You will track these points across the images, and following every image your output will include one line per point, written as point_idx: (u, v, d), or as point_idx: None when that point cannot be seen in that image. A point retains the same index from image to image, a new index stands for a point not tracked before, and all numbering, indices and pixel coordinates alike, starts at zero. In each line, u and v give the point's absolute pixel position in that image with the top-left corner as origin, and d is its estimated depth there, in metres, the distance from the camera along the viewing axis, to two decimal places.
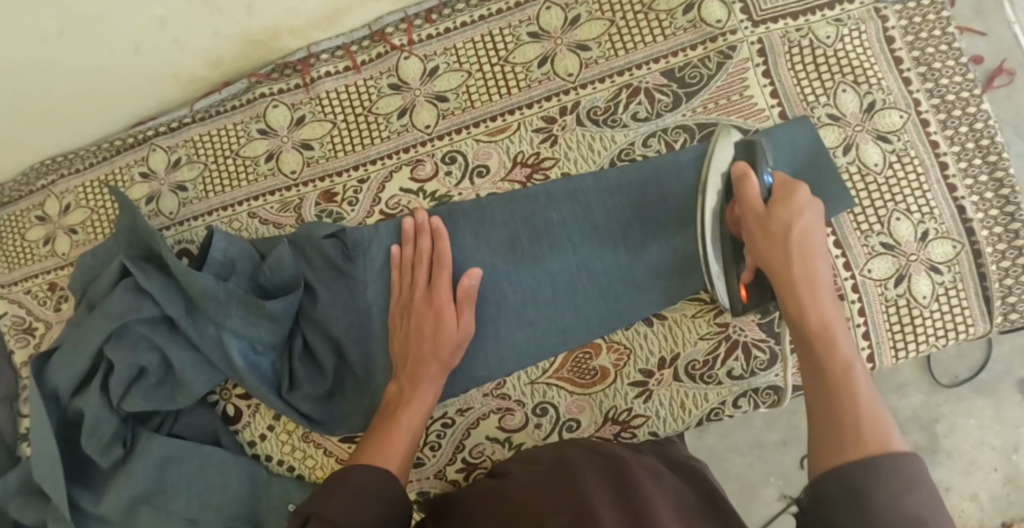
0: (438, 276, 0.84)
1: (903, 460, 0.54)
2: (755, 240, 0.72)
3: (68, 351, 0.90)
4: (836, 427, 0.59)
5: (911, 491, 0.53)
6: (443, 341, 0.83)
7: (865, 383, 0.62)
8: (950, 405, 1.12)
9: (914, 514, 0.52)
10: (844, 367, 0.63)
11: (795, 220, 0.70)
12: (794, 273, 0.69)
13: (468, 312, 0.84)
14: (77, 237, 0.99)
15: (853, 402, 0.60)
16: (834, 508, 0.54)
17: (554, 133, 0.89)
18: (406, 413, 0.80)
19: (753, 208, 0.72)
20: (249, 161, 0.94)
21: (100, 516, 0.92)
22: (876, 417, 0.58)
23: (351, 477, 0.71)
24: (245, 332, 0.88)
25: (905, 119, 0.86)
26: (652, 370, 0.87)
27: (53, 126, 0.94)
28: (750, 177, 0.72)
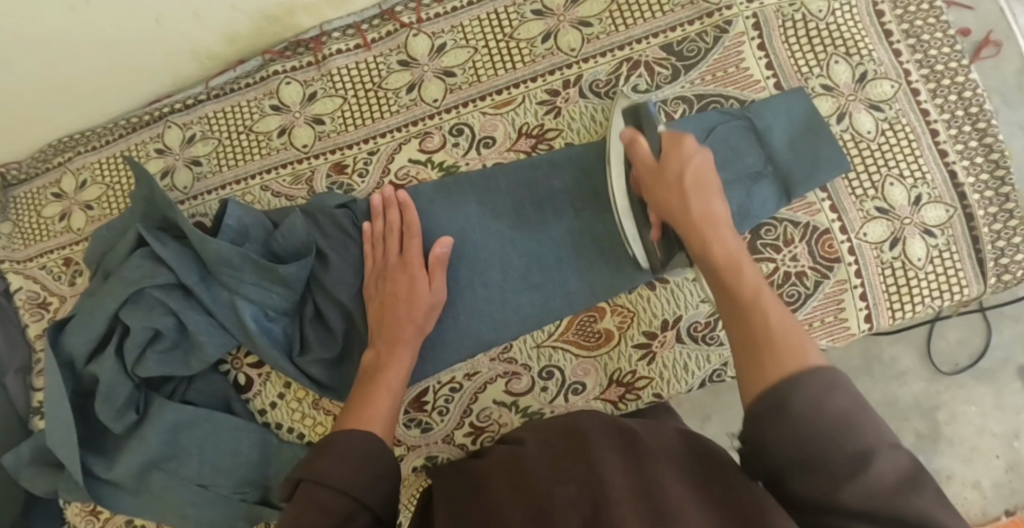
0: (410, 245, 0.88)
1: (823, 369, 0.56)
2: (657, 194, 0.79)
3: (83, 318, 0.92)
4: (750, 344, 0.62)
5: (837, 393, 0.55)
6: (418, 303, 0.86)
7: (770, 298, 0.65)
8: (950, 392, 1.14)
9: (845, 419, 0.54)
10: (748, 285, 0.67)
11: (685, 164, 0.78)
12: (694, 210, 0.76)
13: (440, 276, 0.88)
14: (93, 213, 1.02)
15: (764, 314, 0.64)
16: (766, 421, 0.56)
17: (557, 105, 0.92)
18: (385, 374, 0.82)
19: (647, 166, 0.80)
20: (262, 136, 0.97)
21: (113, 481, 0.94)
22: (786, 323, 0.62)
23: (339, 442, 0.72)
24: (257, 297, 0.90)
25: (896, 89, 0.89)
26: (655, 333, 0.89)
27: (73, 102, 0.97)
28: (639, 140, 0.81)
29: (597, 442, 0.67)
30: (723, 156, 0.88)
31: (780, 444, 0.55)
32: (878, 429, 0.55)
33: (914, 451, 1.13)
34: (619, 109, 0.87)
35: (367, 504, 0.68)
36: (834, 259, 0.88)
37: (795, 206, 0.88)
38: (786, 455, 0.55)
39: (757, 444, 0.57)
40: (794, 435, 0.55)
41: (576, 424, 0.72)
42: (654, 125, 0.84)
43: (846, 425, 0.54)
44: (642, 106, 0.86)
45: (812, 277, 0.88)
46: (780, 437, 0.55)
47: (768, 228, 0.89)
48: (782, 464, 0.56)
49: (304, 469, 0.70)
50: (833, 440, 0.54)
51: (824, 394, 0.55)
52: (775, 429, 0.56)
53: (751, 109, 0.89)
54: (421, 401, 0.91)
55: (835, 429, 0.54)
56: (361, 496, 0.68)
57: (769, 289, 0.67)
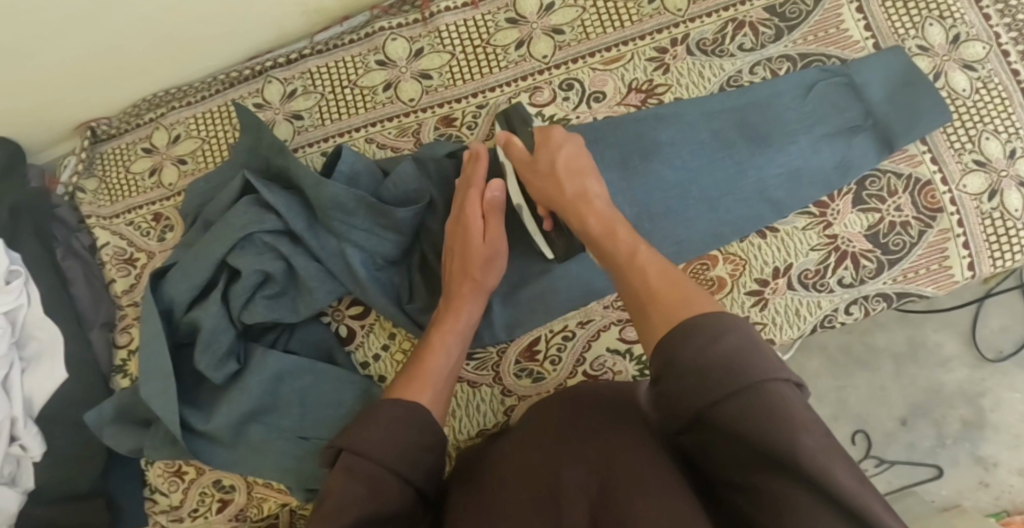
0: (466, 196, 0.86)
1: (707, 315, 0.61)
2: (535, 185, 0.84)
3: (186, 264, 0.90)
4: (638, 306, 0.68)
5: (724, 336, 0.58)
6: (472, 256, 0.85)
7: (649, 259, 0.72)
8: (995, 378, 1.18)
9: (731, 358, 0.57)
10: (629, 253, 0.73)
11: (555, 157, 0.84)
12: (567, 191, 0.81)
13: (494, 223, 0.86)
14: (186, 168, 1.01)
15: (645, 275, 0.70)
16: (660, 376, 0.61)
17: (666, 62, 0.94)
18: (438, 333, 0.82)
19: (522, 159, 0.86)
20: (367, 91, 0.98)
21: (209, 435, 0.91)
22: (668, 279, 0.68)
23: (385, 410, 0.69)
24: (366, 244, 0.90)
25: (987, 50, 0.94)
26: (767, 280, 0.90)
27: (177, 53, 0.97)
28: (512, 139, 0.87)
29: (596, 419, 0.66)
30: (825, 112, 0.91)
31: (678, 399, 0.59)
32: (768, 367, 0.56)
33: (960, 438, 1.18)
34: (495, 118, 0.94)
35: (410, 482, 0.66)
36: (936, 209, 0.91)
37: (897, 158, 0.92)
38: (690, 407, 0.58)
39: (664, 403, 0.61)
40: (686, 384, 0.58)
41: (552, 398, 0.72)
42: (525, 124, 0.90)
43: (731, 366, 0.56)
44: (512, 110, 0.93)
45: (917, 227, 0.91)
46: (672, 391, 0.59)
47: (873, 179, 0.91)
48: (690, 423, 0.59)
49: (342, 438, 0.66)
50: (726, 378, 0.56)
51: (709, 339, 0.58)
52: (670, 383, 0.59)
53: (851, 67, 0.92)
54: (533, 351, 0.91)
55: (720, 370, 0.57)
56: (407, 474, 0.66)
57: (646, 249, 0.73)
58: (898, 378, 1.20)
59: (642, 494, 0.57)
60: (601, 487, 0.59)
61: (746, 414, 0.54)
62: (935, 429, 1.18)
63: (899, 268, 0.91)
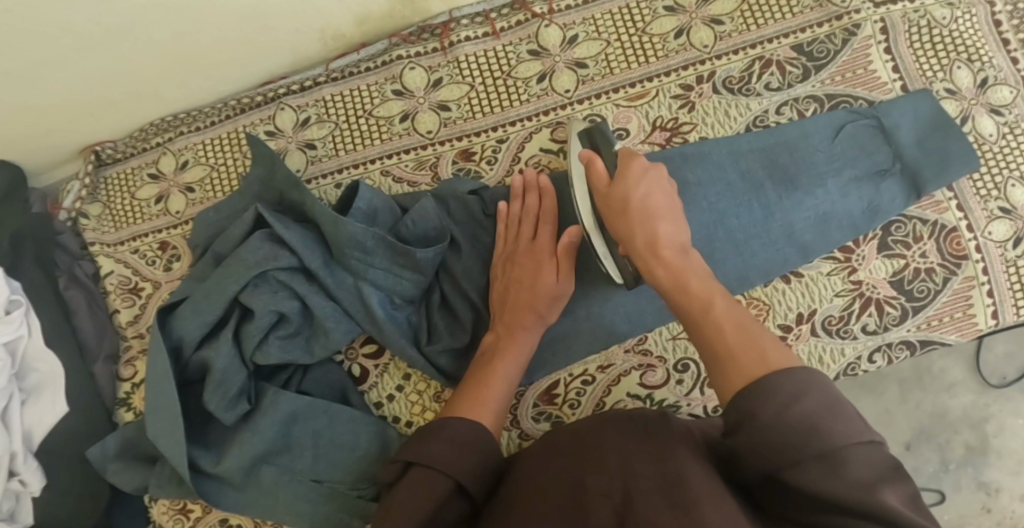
0: (541, 232, 0.87)
1: (789, 373, 0.60)
2: (613, 221, 0.78)
3: (198, 301, 0.87)
4: (713, 360, 0.65)
5: (808, 398, 0.59)
6: (540, 293, 0.85)
7: (723, 312, 0.68)
8: (999, 404, 1.15)
9: (812, 419, 0.58)
10: (699, 299, 0.70)
11: (632, 189, 0.77)
12: (636, 234, 0.75)
13: (567, 267, 0.86)
14: (194, 196, 0.98)
15: (721, 324, 0.67)
16: (736, 430, 0.60)
17: (691, 99, 0.92)
18: (503, 363, 0.82)
19: (597, 187, 0.80)
20: (383, 121, 0.95)
21: (218, 476, 0.89)
22: (745, 335, 0.65)
23: (449, 425, 0.74)
24: (385, 284, 0.88)
25: (1014, 94, 0.92)
26: (790, 326, 0.89)
27: (187, 78, 0.94)
28: (594, 161, 0.80)
29: (617, 435, 0.66)
30: (854, 154, 0.90)
31: (754, 453, 0.59)
32: (849, 428, 0.58)
33: (964, 463, 1.14)
34: (574, 134, 0.88)
35: (469, 492, 0.71)
36: (961, 256, 0.90)
37: (923, 204, 0.90)
38: (765, 461, 0.59)
39: (734, 451, 0.61)
40: (765, 440, 0.58)
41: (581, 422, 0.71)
42: (610, 146, 0.85)
43: (812, 427, 0.57)
44: (595, 129, 0.87)
45: (941, 274, 0.90)
46: (749, 447, 0.59)
47: (898, 224, 0.90)
48: (759, 472, 0.60)
49: (411, 452, 0.72)
50: (808, 439, 0.57)
51: (792, 401, 0.58)
52: (746, 438, 0.59)
53: (878, 109, 0.91)
54: (552, 394, 0.89)
55: (802, 432, 0.57)
56: (468, 485, 0.70)
57: (721, 294, 0.70)
58: (903, 403, 1.16)
59: (668, 507, 0.57)
60: (623, 495, 0.59)
61: (827, 475, 0.56)
62: (939, 454, 1.15)
63: (923, 315, 0.90)
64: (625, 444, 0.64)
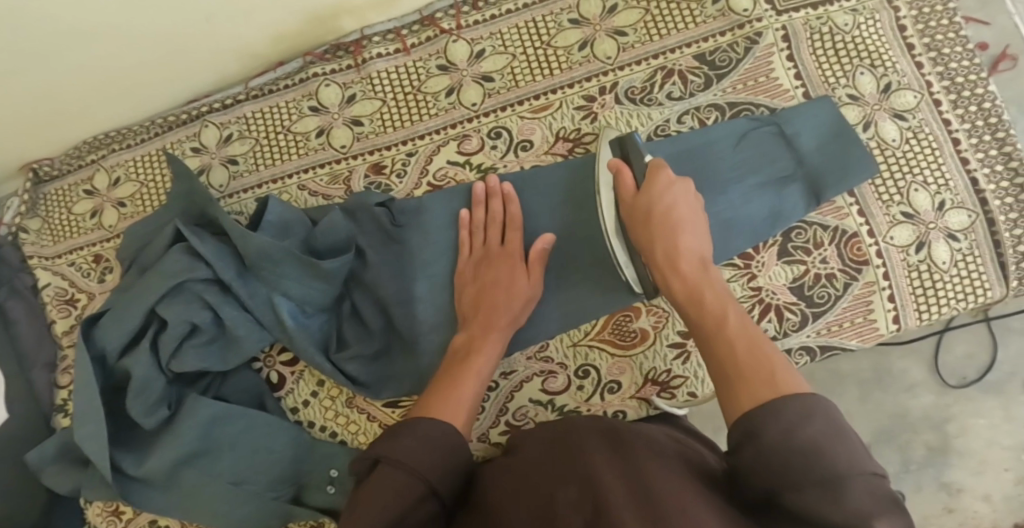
0: (511, 237, 0.89)
1: (796, 397, 0.59)
2: (638, 228, 0.81)
3: (119, 312, 0.92)
4: (723, 378, 0.65)
5: (813, 421, 0.58)
6: (516, 296, 0.86)
7: (736, 328, 0.69)
8: (960, 405, 1.13)
9: (817, 444, 0.56)
10: (714, 315, 0.71)
11: (658, 196, 0.81)
12: (657, 244, 0.79)
13: (538, 272, 0.88)
14: (125, 211, 1.02)
15: (735, 341, 0.67)
16: (740, 448, 0.60)
17: (593, 110, 0.94)
18: (477, 359, 0.81)
19: (625, 198, 0.84)
20: (300, 137, 0.99)
21: (142, 479, 0.93)
22: (756, 354, 0.65)
23: (420, 425, 0.70)
24: (296, 293, 0.91)
25: (918, 99, 0.93)
26: (689, 333, 0.90)
27: (114, 98, 0.98)
28: (623, 169, 0.84)
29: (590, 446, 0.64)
30: (755, 162, 0.91)
31: (754, 471, 0.58)
32: (852, 457, 0.56)
33: (925, 464, 1.13)
34: (607, 141, 0.90)
35: (438, 493, 0.67)
36: (862, 261, 0.90)
37: (824, 209, 0.91)
38: (765, 481, 0.58)
39: (735, 469, 0.60)
40: (767, 460, 0.57)
41: (570, 425, 0.70)
42: (641, 153, 0.86)
43: (817, 452, 0.56)
44: (628, 137, 0.88)
45: (842, 279, 0.90)
46: (750, 465, 0.58)
47: (799, 231, 0.91)
48: (757, 489, 0.59)
49: (382, 448, 0.68)
50: (811, 463, 0.56)
51: (796, 424, 0.58)
52: (749, 457, 0.59)
53: (780, 116, 0.92)
54: None
55: (805, 456, 0.56)
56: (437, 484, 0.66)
57: (735, 312, 0.71)
58: (864, 404, 1.15)
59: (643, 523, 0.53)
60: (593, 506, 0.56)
61: (828, 501, 0.54)
62: (900, 455, 1.14)
63: (823, 320, 0.90)
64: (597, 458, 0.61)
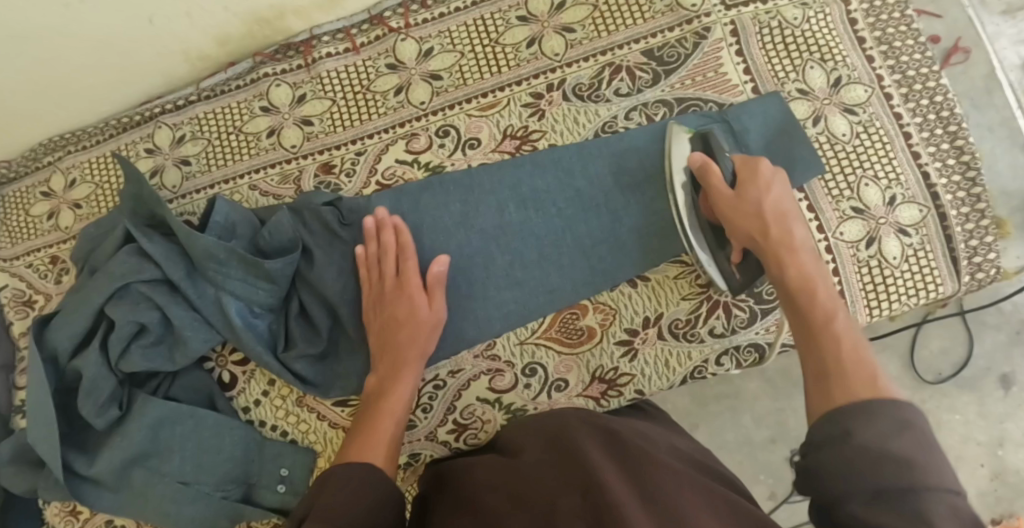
0: (407, 266, 0.88)
1: (895, 402, 0.59)
2: (731, 217, 0.81)
3: (68, 313, 0.93)
4: (822, 377, 0.65)
5: (906, 432, 0.56)
6: (418, 327, 0.86)
7: (844, 328, 0.69)
8: (935, 400, 1.11)
9: (904, 455, 0.54)
10: (824, 313, 0.71)
11: (763, 193, 0.80)
12: (767, 233, 0.79)
13: (439, 296, 0.88)
14: (81, 212, 1.03)
15: (844, 340, 0.68)
16: (823, 446, 0.59)
17: (542, 107, 0.94)
18: (389, 399, 0.82)
19: (722, 192, 0.82)
20: (251, 137, 0.99)
21: (93, 479, 0.94)
22: (859, 356, 0.65)
23: (342, 470, 0.70)
24: (242, 293, 0.92)
25: (869, 93, 0.91)
26: (636, 330, 0.90)
27: (67, 100, 0.99)
28: (710, 165, 0.82)
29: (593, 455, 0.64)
30: None
31: (830, 471, 0.57)
32: (936, 471, 0.54)
33: None
34: (680, 130, 0.88)
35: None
36: None
37: None
38: (842, 484, 0.56)
39: (813, 466, 0.59)
40: (852, 464, 0.56)
41: (573, 425, 0.71)
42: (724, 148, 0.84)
43: (908, 463, 0.54)
44: (710, 133, 0.86)
45: None
46: (830, 467, 0.57)
47: None
48: (829, 490, 0.57)
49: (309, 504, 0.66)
50: (894, 474, 0.54)
51: (890, 432, 0.56)
52: (831, 457, 0.57)
53: (728, 113, 0.91)
54: None
55: (893, 463, 0.54)
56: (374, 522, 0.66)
57: (843, 314, 0.71)
58: None
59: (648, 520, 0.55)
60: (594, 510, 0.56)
61: (906, 513, 0.52)
62: None
63: (772, 317, 0.89)
64: (599, 461, 0.63)
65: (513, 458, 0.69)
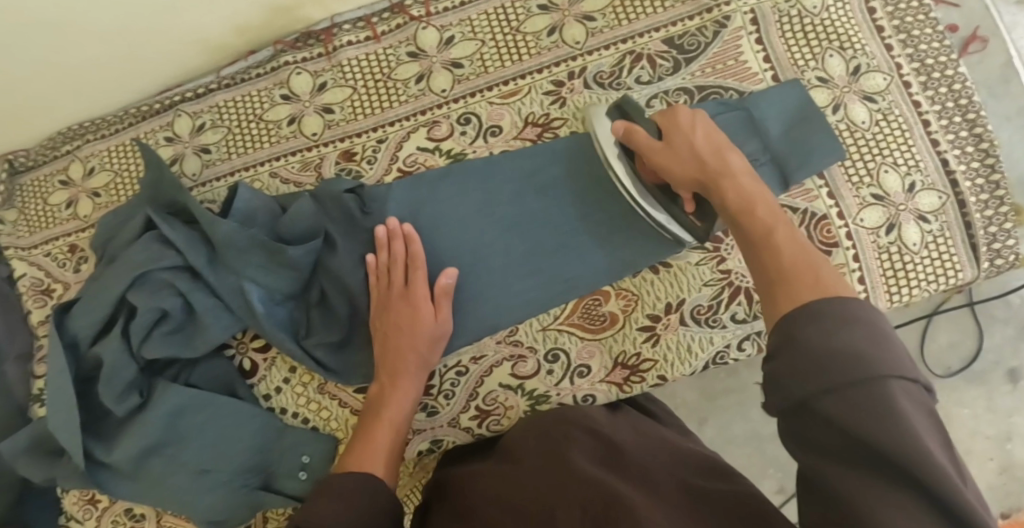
0: (414, 277, 0.88)
1: (839, 301, 0.55)
2: (670, 165, 0.81)
3: (89, 300, 0.92)
4: (769, 286, 0.61)
5: (853, 326, 0.52)
6: (421, 336, 0.86)
7: (786, 236, 0.66)
8: (943, 394, 1.13)
9: (852, 348, 0.51)
10: (765, 225, 0.68)
11: (688, 134, 0.80)
12: (705, 165, 0.78)
13: (445, 308, 0.88)
14: (100, 200, 1.03)
15: (785, 248, 0.64)
16: (775, 353, 0.55)
17: (563, 95, 0.94)
18: (388, 408, 0.83)
19: (652, 147, 0.82)
20: (272, 125, 0.99)
21: (112, 467, 0.93)
22: (804, 261, 0.62)
23: (342, 480, 0.71)
24: (263, 280, 0.91)
25: (888, 81, 0.92)
26: (658, 316, 0.90)
27: (86, 89, 0.99)
28: (633, 128, 0.84)
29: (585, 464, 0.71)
30: None
31: (785, 372, 0.53)
32: (891, 359, 0.50)
33: None
34: (606, 112, 0.90)
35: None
36: (832, 243, 0.90)
37: (794, 192, 0.91)
38: (797, 386, 0.52)
39: (770, 377, 0.54)
40: (802, 367, 0.52)
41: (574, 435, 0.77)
42: (640, 111, 0.87)
43: (857, 355, 0.50)
44: (625, 101, 0.89)
45: None
46: (783, 372, 0.53)
47: None
48: (785, 399, 0.53)
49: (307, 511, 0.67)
50: (850, 367, 0.50)
51: (836, 326, 0.53)
52: (783, 361, 0.53)
53: (747, 100, 0.91)
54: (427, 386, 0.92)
55: (840, 357, 0.50)
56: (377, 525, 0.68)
57: (784, 225, 0.67)
58: None
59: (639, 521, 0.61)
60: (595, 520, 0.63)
61: (860, 409, 0.49)
62: None
63: None
64: (594, 472, 0.69)
65: (513, 463, 0.75)
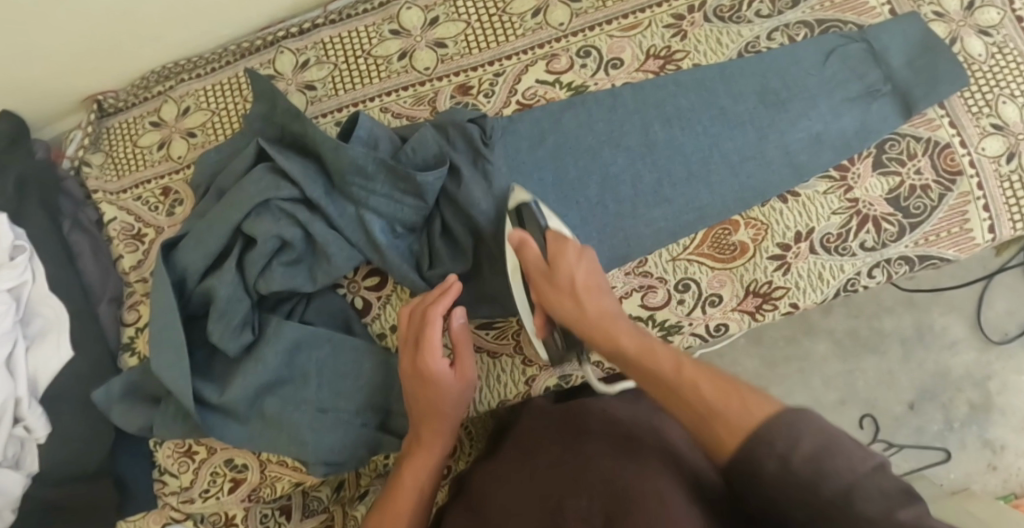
0: (429, 336, 0.81)
1: (794, 420, 0.58)
2: (548, 292, 0.79)
3: (200, 233, 0.88)
4: (703, 421, 0.63)
5: (802, 442, 0.56)
6: (444, 401, 0.83)
7: (694, 369, 0.67)
8: (1001, 361, 1.22)
9: (817, 457, 0.55)
10: (666, 361, 0.69)
11: (575, 272, 0.77)
12: (590, 308, 0.76)
13: (465, 358, 0.83)
14: (195, 140, 0.99)
15: (690, 381, 0.67)
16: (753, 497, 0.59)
17: (683, 28, 0.94)
18: (410, 475, 0.84)
19: (537, 273, 0.79)
20: (381, 60, 0.97)
21: (221, 409, 0.89)
22: (724, 389, 0.64)
23: None
24: (386, 211, 0.88)
25: (1002, 16, 0.93)
26: (789, 244, 0.90)
27: (190, 19, 0.97)
28: (528, 242, 0.79)
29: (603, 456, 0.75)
30: (844, 77, 0.91)
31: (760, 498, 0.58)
32: (844, 454, 0.55)
33: (967, 422, 1.22)
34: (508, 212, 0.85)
35: None
36: (956, 171, 0.90)
37: (915, 121, 0.91)
38: (779, 496, 0.57)
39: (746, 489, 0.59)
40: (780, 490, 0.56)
41: (590, 432, 0.80)
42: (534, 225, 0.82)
43: (818, 466, 0.55)
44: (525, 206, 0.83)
45: (937, 190, 0.90)
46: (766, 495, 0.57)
47: (892, 142, 0.91)
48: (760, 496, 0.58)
49: None
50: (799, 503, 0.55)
51: (787, 453, 0.56)
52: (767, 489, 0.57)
53: (867, 33, 0.92)
54: None
55: (808, 473, 0.55)
56: None
57: (683, 353, 0.70)
58: (906, 362, 1.24)
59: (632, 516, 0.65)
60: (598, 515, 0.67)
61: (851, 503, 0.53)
62: (944, 413, 1.23)
63: (921, 230, 0.90)
64: (608, 461, 0.73)
65: (533, 464, 0.79)
